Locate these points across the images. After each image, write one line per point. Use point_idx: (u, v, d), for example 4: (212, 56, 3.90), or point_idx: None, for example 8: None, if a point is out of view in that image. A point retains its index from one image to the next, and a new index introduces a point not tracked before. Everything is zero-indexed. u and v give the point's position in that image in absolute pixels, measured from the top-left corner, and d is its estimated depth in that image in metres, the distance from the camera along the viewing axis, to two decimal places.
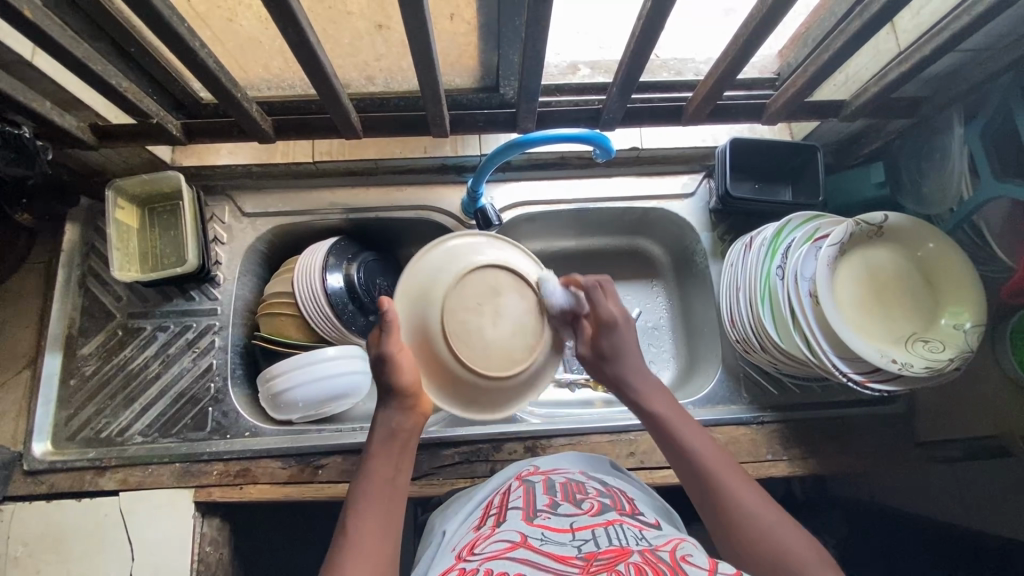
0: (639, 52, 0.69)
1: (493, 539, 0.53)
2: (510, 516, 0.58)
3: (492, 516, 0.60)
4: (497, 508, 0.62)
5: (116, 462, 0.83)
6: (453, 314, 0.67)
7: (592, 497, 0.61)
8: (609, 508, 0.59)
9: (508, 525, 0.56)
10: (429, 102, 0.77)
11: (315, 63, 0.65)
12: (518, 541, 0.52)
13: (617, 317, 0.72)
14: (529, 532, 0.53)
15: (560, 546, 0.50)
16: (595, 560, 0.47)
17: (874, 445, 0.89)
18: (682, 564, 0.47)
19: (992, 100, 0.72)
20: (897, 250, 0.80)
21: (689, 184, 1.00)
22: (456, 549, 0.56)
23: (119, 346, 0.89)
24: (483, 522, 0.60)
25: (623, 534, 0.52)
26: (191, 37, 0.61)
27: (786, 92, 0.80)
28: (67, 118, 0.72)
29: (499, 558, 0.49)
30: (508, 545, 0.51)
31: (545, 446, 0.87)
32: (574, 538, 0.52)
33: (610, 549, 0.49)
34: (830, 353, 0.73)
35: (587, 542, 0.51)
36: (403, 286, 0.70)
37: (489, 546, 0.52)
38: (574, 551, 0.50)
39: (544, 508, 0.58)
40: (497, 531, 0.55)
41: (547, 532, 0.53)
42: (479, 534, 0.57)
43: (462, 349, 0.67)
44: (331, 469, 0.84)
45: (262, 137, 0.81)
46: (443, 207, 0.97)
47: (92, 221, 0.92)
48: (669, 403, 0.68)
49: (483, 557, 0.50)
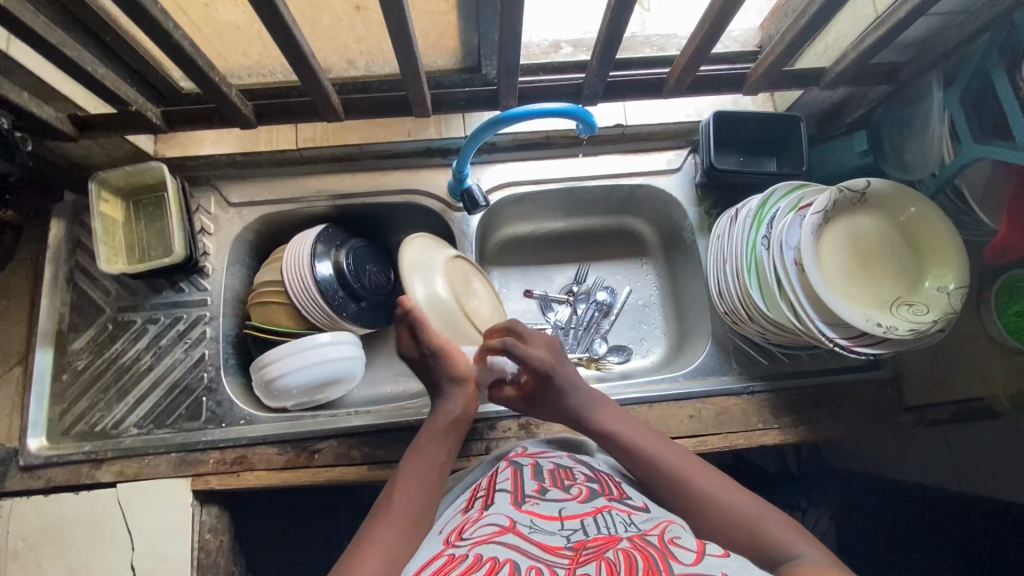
0: (615, 26, 0.69)
1: (481, 524, 0.54)
2: (498, 499, 0.59)
3: (479, 499, 0.61)
4: (485, 491, 0.63)
5: (112, 455, 0.83)
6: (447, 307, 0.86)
7: (581, 483, 0.62)
8: (597, 493, 0.60)
9: (497, 509, 0.57)
10: (409, 83, 0.77)
11: (292, 43, 0.65)
12: (506, 526, 0.53)
13: (547, 363, 0.73)
14: (517, 517, 0.54)
15: (549, 536, 0.52)
16: (584, 549, 0.49)
17: (864, 411, 0.90)
18: (670, 547, 0.48)
19: (971, 63, 0.72)
20: (879, 216, 0.80)
21: (675, 160, 1.00)
22: (444, 533, 0.57)
23: (110, 339, 0.89)
24: (471, 505, 0.61)
25: (612, 522, 0.54)
26: (165, 18, 0.60)
27: (764, 61, 0.80)
28: (46, 109, 0.71)
29: (488, 543, 0.50)
30: (497, 530, 0.52)
31: (539, 424, 0.87)
32: (563, 527, 0.53)
33: (599, 537, 0.50)
34: (816, 319, 0.74)
35: (576, 531, 0.53)
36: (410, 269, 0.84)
37: (477, 531, 0.53)
38: (563, 541, 0.51)
39: (532, 494, 0.59)
40: (485, 515, 0.56)
41: (535, 519, 0.54)
42: (467, 518, 0.58)
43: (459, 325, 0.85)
44: (327, 454, 0.84)
45: (245, 123, 0.81)
46: (430, 191, 0.97)
47: (77, 216, 0.92)
48: (620, 420, 0.72)
49: (471, 542, 0.51)
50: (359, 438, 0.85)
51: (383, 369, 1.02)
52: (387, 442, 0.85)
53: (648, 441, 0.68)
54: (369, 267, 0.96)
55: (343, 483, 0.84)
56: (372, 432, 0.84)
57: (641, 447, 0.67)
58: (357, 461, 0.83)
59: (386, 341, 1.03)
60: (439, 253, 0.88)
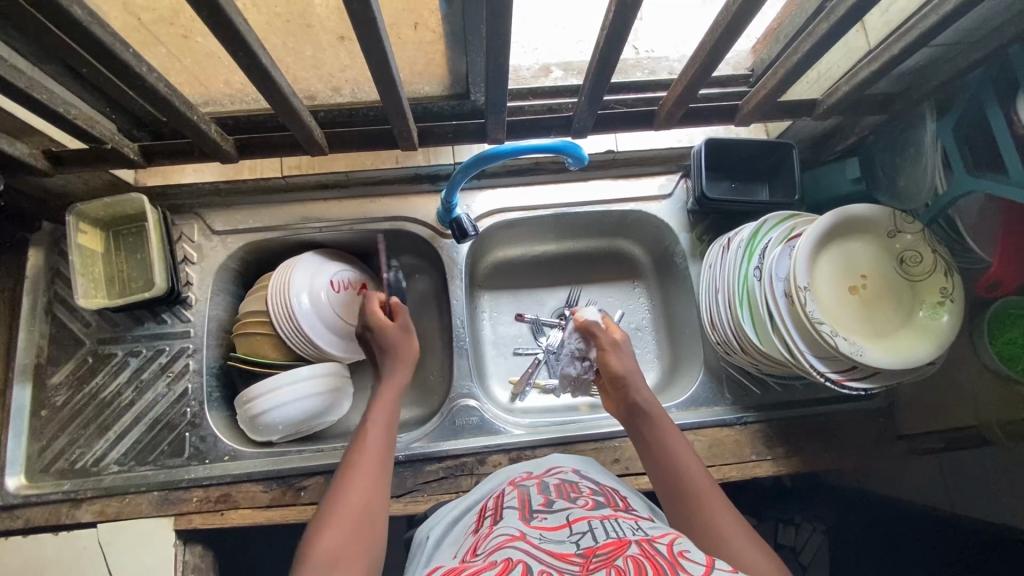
0: (606, 59, 0.68)
1: (493, 536, 0.53)
2: (507, 515, 0.58)
3: (488, 518, 0.60)
4: (492, 510, 0.62)
5: (92, 494, 0.82)
6: (874, 263, 0.79)
7: (587, 495, 0.62)
8: (604, 504, 0.60)
9: (506, 523, 0.55)
10: (394, 116, 0.75)
11: (271, 84, 0.63)
12: (517, 536, 0.52)
13: (618, 368, 0.77)
14: (528, 529, 0.53)
15: (559, 544, 0.50)
16: (594, 556, 0.47)
17: (857, 439, 0.90)
18: (680, 558, 0.45)
19: (964, 95, 0.71)
20: (874, 244, 0.79)
21: (666, 186, 0.99)
22: (456, 553, 0.55)
23: (90, 373, 0.87)
24: (479, 525, 0.60)
25: (619, 527, 0.53)
26: (138, 62, 0.58)
27: (758, 93, 0.79)
28: (17, 145, 0.69)
29: (503, 549, 0.49)
30: (510, 538, 0.51)
31: (530, 457, 0.86)
32: (571, 534, 0.52)
33: (608, 543, 0.49)
34: (807, 354, 0.74)
35: (584, 537, 0.51)
36: (844, 307, 0.76)
37: (490, 543, 0.52)
38: (573, 548, 0.49)
39: (540, 509, 0.58)
40: (495, 529, 0.55)
41: (544, 531, 0.53)
42: (477, 536, 0.56)
43: (872, 336, 0.75)
44: (314, 490, 0.82)
45: (225, 157, 0.79)
46: (418, 218, 0.95)
47: (57, 246, 0.89)
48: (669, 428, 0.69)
49: (485, 552, 0.50)
50: None
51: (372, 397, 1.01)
52: None
53: (677, 447, 0.67)
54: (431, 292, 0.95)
55: None
56: None
57: (658, 443, 0.68)
58: None
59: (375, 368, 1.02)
60: (862, 293, 0.78)
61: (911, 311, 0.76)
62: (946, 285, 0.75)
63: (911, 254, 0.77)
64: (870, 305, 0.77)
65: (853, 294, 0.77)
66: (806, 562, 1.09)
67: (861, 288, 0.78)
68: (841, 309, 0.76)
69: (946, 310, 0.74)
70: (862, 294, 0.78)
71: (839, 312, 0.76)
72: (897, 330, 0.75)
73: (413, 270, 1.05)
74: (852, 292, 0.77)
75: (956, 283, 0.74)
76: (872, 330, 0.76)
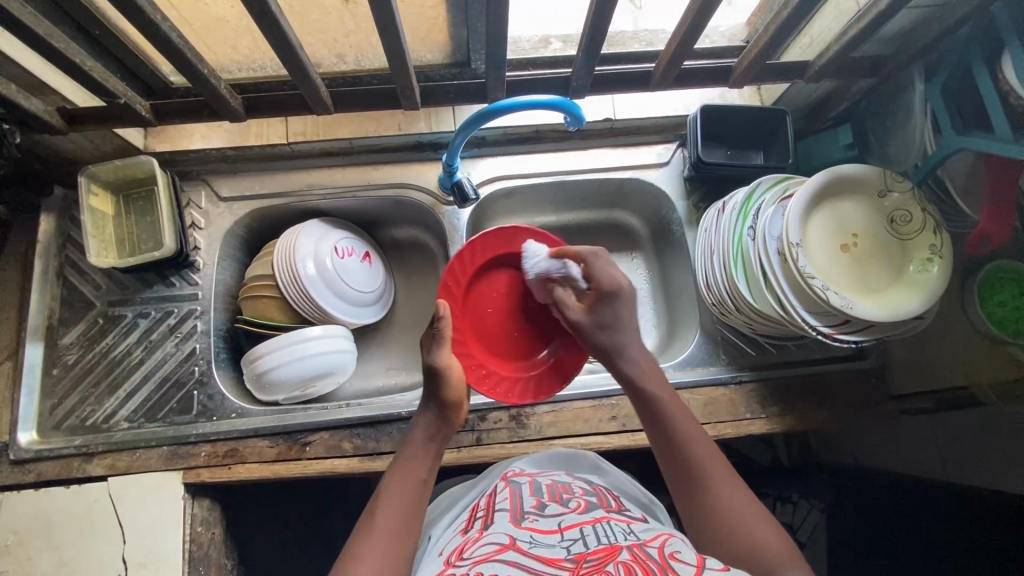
0: (600, 18, 0.70)
1: (482, 543, 0.55)
2: (498, 519, 0.60)
3: (479, 520, 0.62)
4: (484, 511, 0.64)
5: (103, 448, 0.84)
6: (862, 221, 0.81)
7: (579, 497, 0.64)
8: (596, 506, 0.62)
9: (497, 528, 0.57)
10: (397, 76, 0.77)
11: (280, 35, 0.65)
12: (507, 543, 0.53)
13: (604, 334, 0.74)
14: (517, 534, 0.55)
15: (550, 549, 0.52)
16: (585, 562, 0.49)
17: (851, 400, 0.92)
18: (670, 561, 0.49)
19: (950, 57, 0.73)
20: (861, 201, 0.81)
21: (664, 154, 1.01)
22: (444, 555, 0.58)
23: (101, 334, 0.89)
24: (470, 527, 0.62)
25: (611, 532, 0.55)
26: (152, 9, 0.60)
27: (749, 55, 0.81)
28: (33, 101, 0.71)
29: (489, 561, 0.50)
30: (498, 548, 0.53)
31: (529, 414, 0.88)
32: (562, 539, 0.54)
33: (599, 549, 0.51)
34: (800, 309, 0.76)
35: (575, 543, 0.53)
36: (841, 278, 0.78)
37: (478, 550, 0.53)
38: (563, 553, 0.51)
39: (532, 511, 0.60)
40: (485, 535, 0.57)
41: (535, 535, 0.55)
42: (467, 539, 0.58)
43: (869, 297, 0.76)
44: (319, 445, 0.85)
45: (233, 116, 0.81)
46: (421, 185, 0.97)
47: (67, 212, 0.91)
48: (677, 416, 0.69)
49: (472, 561, 0.52)
50: (349, 430, 0.85)
51: (374, 363, 1.03)
52: (378, 434, 0.85)
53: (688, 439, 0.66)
54: (465, 289, 0.86)
55: (335, 474, 0.84)
56: (363, 424, 0.85)
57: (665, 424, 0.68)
58: (349, 453, 0.84)
59: (377, 335, 1.04)
60: (850, 257, 0.79)
61: (902, 268, 0.78)
62: (934, 242, 0.76)
63: (908, 216, 0.79)
64: (861, 271, 0.79)
65: (839, 259, 0.79)
66: (805, 536, 1.11)
67: (854, 244, 0.80)
68: (833, 274, 0.78)
69: (934, 266, 0.75)
70: (851, 259, 0.79)
71: (829, 275, 0.78)
72: (884, 288, 0.77)
73: (415, 240, 1.07)
74: (843, 250, 0.79)
75: (945, 238, 0.76)
76: (874, 297, 0.76)
